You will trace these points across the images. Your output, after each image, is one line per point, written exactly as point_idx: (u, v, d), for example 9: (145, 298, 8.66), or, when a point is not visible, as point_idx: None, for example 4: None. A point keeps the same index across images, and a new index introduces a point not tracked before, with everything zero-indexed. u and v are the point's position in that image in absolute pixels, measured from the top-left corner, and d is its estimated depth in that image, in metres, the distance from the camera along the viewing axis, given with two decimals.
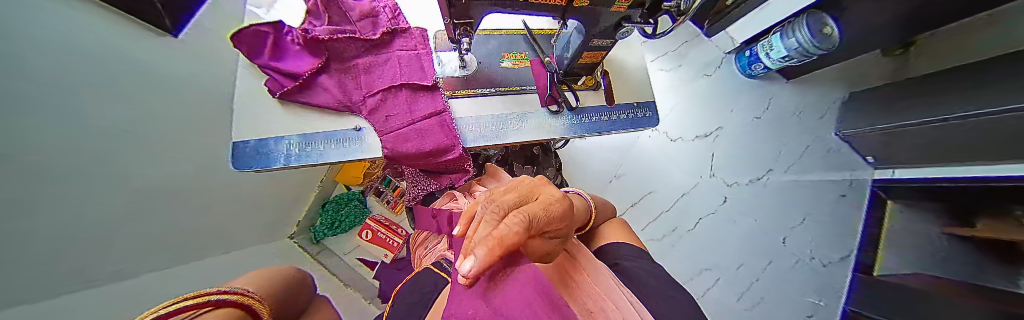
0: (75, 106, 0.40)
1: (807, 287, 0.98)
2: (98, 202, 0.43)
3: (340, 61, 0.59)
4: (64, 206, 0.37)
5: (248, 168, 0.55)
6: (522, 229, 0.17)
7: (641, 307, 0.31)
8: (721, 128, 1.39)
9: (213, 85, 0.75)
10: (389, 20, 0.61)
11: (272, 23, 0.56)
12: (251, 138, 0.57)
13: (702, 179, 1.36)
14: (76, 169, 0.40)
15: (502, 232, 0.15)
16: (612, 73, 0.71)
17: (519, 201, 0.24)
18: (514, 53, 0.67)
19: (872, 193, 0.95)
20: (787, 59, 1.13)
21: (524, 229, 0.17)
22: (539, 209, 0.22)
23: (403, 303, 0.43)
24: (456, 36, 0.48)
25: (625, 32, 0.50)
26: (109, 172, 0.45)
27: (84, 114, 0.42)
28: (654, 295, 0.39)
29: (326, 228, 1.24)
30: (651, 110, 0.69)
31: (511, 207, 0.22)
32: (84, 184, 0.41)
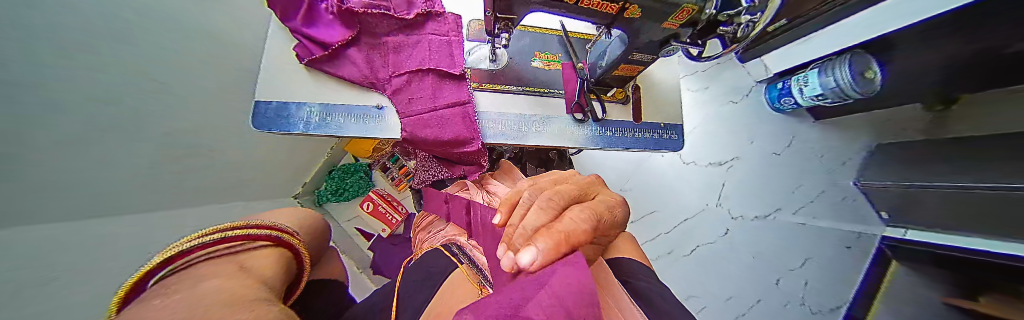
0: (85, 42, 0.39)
1: None
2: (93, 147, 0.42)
3: (371, 36, 0.58)
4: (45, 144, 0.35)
5: (268, 129, 0.55)
6: (569, 224, 0.20)
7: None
8: (737, 158, 1.33)
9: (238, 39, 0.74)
10: (426, 1, 0.60)
11: None
12: (275, 100, 0.57)
13: (708, 207, 1.32)
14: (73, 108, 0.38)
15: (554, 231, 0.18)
16: (643, 89, 0.68)
17: (569, 198, 0.27)
18: (547, 53, 0.65)
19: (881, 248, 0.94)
20: (821, 99, 1.07)
21: (572, 223, 0.20)
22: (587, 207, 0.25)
23: (409, 281, 0.44)
24: (495, 30, 0.46)
25: (669, 50, 0.48)
26: (107, 116, 0.45)
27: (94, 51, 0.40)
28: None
29: (330, 194, 1.25)
30: (677, 134, 0.66)
31: (561, 205, 0.25)
32: (77, 123, 0.39)
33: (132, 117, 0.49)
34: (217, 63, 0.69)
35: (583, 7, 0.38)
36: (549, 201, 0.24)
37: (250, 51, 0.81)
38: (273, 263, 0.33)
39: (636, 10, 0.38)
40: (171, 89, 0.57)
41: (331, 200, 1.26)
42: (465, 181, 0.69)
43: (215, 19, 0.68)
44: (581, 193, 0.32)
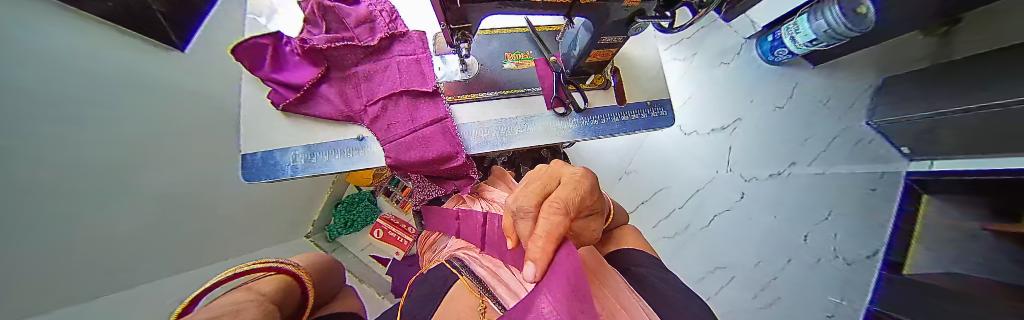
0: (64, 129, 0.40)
1: (830, 284, 0.79)
2: (110, 221, 0.45)
3: (340, 70, 0.58)
4: (60, 230, 0.36)
5: (258, 180, 0.56)
6: (558, 220, 0.24)
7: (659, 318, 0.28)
8: (739, 119, 1.31)
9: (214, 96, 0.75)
10: (387, 24, 0.59)
11: (271, 34, 0.55)
12: (260, 150, 0.57)
13: (717, 175, 1.31)
14: (72, 195, 0.39)
15: (549, 230, 0.22)
16: (622, 70, 0.66)
17: (546, 192, 0.30)
18: (517, 53, 0.64)
19: (908, 186, 0.69)
20: (816, 43, 1.03)
21: (559, 219, 0.24)
22: (566, 198, 0.29)
23: (413, 297, 0.44)
24: (454, 41, 0.45)
25: (639, 27, 0.46)
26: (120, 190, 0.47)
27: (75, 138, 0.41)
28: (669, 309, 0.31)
29: (341, 227, 1.27)
30: (665, 110, 0.64)
31: (541, 201, 0.28)
32: (85, 208, 0.41)
33: (138, 187, 0.51)
34: (199, 123, 0.71)
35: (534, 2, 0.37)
36: (526, 206, 0.26)
37: (228, 105, 0.83)
38: (279, 287, 0.34)
39: None
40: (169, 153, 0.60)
41: (343, 233, 1.28)
42: (461, 196, 0.70)
43: (187, 82, 0.69)
44: (548, 185, 0.32)
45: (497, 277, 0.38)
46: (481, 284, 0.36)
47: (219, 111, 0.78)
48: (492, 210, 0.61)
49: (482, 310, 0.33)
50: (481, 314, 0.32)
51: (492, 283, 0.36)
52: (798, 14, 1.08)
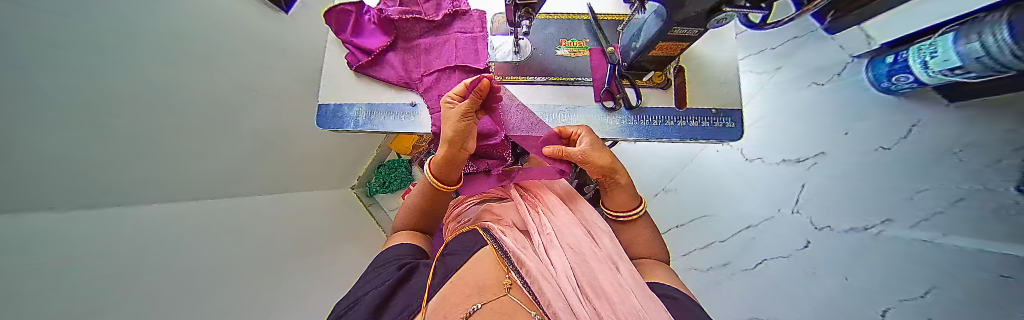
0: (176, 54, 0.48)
1: None
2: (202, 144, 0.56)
3: (406, 41, 0.63)
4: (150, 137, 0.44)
5: (326, 127, 0.64)
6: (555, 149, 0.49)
7: None
8: (822, 153, 1.08)
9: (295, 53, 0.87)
10: (453, 2, 0.63)
11: (356, 3, 0.62)
12: (333, 102, 0.66)
13: (779, 214, 1.12)
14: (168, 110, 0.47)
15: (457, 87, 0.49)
16: (688, 70, 0.60)
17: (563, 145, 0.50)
18: (573, 40, 0.62)
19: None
20: (959, 73, 0.78)
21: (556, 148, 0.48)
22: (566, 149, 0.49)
23: (447, 253, 0.43)
24: (516, 19, 0.46)
25: (721, 20, 0.40)
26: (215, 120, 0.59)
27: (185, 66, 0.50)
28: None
29: (378, 186, 1.39)
30: (734, 121, 0.56)
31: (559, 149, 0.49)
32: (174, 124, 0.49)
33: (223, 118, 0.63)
34: (284, 76, 0.84)
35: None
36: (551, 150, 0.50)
37: (311, 66, 0.97)
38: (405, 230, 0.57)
39: None
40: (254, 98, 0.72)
41: (379, 191, 1.40)
42: (489, 176, 0.66)
43: (281, 42, 0.82)
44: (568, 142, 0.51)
45: (529, 259, 0.37)
46: (510, 262, 0.36)
47: (303, 69, 0.92)
48: (525, 193, 0.56)
49: (508, 286, 0.33)
50: (508, 288, 0.33)
51: (528, 264, 0.35)
52: (944, 30, 0.82)
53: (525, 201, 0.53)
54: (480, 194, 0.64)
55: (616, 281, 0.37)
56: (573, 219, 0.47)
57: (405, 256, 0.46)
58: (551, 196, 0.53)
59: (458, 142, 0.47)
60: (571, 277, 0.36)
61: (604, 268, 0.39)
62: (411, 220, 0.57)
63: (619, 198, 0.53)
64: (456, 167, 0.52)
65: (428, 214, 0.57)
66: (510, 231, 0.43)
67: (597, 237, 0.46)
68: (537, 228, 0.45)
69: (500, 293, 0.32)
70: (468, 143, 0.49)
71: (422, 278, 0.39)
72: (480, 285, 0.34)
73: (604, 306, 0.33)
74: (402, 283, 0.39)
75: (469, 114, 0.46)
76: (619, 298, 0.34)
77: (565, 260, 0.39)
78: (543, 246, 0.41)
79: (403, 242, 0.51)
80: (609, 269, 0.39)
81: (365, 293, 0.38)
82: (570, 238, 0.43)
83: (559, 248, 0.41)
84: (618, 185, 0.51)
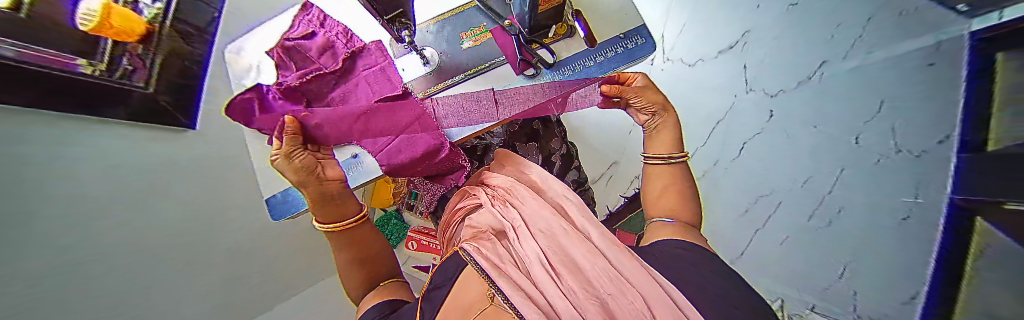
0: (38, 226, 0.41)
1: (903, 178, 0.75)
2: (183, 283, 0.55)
3: (321, 100, 0.61)
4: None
5: (283, 217, 0.62)
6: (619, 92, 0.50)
7: (672, 299, 0.26)
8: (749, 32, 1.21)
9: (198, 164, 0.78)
10: (346, 44, 0.62)
11: (253, 88, 0.59)
12: (277, 190, 0.63)
13: (737, 99, 1.23)
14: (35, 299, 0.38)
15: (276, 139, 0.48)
16: (583, 12, 0.62)
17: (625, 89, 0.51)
18: (473, 29, 0.62)
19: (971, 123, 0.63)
20: None
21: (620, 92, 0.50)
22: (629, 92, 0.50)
23: (431, 285, 0.41)
24: (397, 32, 0.48)
25: None
26: (144, 258, 0.59)
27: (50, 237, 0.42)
28: (696, 291, 0.29)
29: None
30: (644, 37, 0.60)
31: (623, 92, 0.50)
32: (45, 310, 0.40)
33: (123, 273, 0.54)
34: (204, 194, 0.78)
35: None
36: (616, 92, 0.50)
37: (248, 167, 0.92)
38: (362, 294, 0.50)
39: None
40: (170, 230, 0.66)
41: None
42: (466, 188, 0.67)
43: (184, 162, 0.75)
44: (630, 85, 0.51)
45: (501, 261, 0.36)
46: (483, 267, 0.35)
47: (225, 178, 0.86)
48: (496, 197, 0.55)
49: (488, 301, 0.31)
50: (490, 299, 0.31)
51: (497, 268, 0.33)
52: None
53: (497, 203, 0.53)
54: (461, 211, 0.63)
55: (591, 250, 0.35)
56: (543, 205, 0.47)
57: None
58: (521, 189, 0.54)
59: (311, 176, 0.46)
60: (545, 262, 0.34)
61: (578, 241, 0.38)
62: (361, 281, 0.50)
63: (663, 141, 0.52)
64: (340, 203, 0.49)
65: (368, 263, 0.50)
66: (482, 241, 0.42)
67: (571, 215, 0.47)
68: (512, 225, 0.45)
69: (484, 306, 0.31)
70: (325, 171, 0.49)
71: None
72: (464, 306, 0.34)
73: (580, 276, 0.31)
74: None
75: (295, 149, 0.46)
76: (592, 265, 0.32)
77: (538, 246, 0.37)
78: (517, 240, 0.41)
79: (371, 302, 0.46)
80: (583, 241, 0.37)
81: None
82: (543, 223, 0.43)
83: (532, 236, 0.40)
84: (665, 126, 0.52)
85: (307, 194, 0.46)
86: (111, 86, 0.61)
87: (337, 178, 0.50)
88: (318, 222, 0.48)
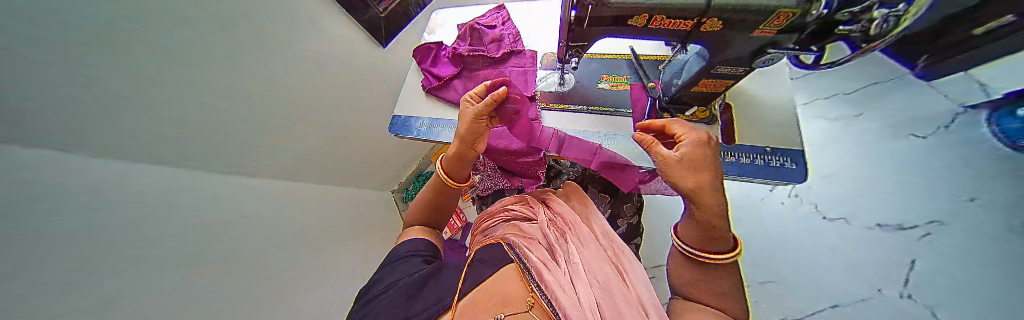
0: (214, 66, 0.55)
1: None
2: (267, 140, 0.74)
3: (470, 71, 0.76)
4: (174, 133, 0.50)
5: (395, 133, 0.77)
6: None
7: None
8: (938, 223, 0.99)
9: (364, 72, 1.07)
10: (511, 43, 0.75)
11: (438, 42, 0.79)
12: (401, 114, 0.79)
13: (879, 296, 0.97)
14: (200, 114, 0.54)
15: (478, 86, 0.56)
16: (736, 108, 0.59)
17: None
18: (614, 75, 0.67)
19: None
20: None
21: None
22: None
23: (477, 259, 0.46)
24: (566, 56, 0.53)
25: (767, 60, 0.42)
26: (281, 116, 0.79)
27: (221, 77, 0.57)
28: None
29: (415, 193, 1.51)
30: (795, 164, 0.52)
31: None
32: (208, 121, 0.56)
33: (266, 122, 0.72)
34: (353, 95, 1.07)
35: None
36: None
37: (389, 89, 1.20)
38: (416, 227, 0.60)
39: (715, 23, 0.36)
40: (311, 107, 0.89)
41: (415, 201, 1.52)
42: (527, 197, 0.71)
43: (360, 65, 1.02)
44: None
45: (552, 277, 0.38)
46: (534, 276, 0.37)
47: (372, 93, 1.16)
48: (556, 221, 0.58)
49: (531, 303, 0.34)
50: (529, 305, 0.34)
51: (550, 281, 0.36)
52: None
53: (555, 227, 0.55)
54: (508, 213, 0.67)
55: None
56: (601, 254, 0.47)
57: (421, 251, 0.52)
58: (581, 226, 0.55)
59: (469, 143, 0.52)
60: (597, 310, 0.35)
61: (633, 310, 0.36)
62: (422, 215, 0.61)
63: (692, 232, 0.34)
64: (462, 167, 0.57)
65: (434, 208, 0.60)
66: (533, 251, 0.45)
67: (628, 276, 0.44)
68: (563, 256, 0.46)
69: (523, 308, 0.34)
70: (478, 144, 0.54)
71: (451, 282, 0.42)
72: (506, 297, 0.36)
73: None
74: (431, 279, 0.43)
75: (482, 115, 0.51)
76: None
77: (591, 291, 0.38)
78: (568, 271, 0.42)
79: (415, 237, 0.56)
80: (639, 313, 0.36)
81: (390, 284, 0.44)
82: (597, 271, 0.43)
83: (586, 278, 0.40)
84: None
85: (456, 148, 0.54)
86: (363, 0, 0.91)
87: (479, 152, 0.56)
88: (442, 168, 0.58)
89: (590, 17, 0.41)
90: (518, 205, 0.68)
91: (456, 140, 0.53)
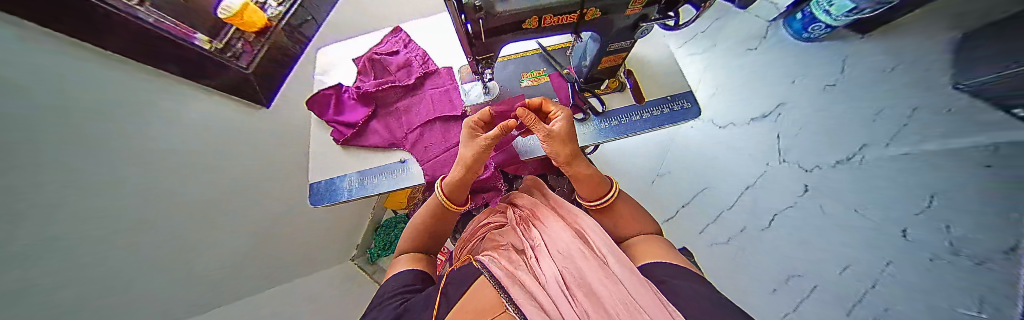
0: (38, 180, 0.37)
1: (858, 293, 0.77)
2: (145, 255, 0.55)
3: (386, 107, 0.69)
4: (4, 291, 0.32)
5: (320, 204, 0.64)
6: None
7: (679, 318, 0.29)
8: (783, 104, 1.24)
9: (250, 139, 0.88)
10: (421, 64, 0.70)
11: (335, 86, 0.68)
12: (322, 179, 0.66)
13: (770, 167, 1.24)
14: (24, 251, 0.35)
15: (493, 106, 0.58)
16: (635, 71, 0.68)
17: None
18: (533, 71, 0.69)
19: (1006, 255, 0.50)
20: (857, 12, 1.00)
21: None
22: None
23: (450, 278, 0.46)
24: (479, 69, 0.52)
25: (644, 30, 0.48)
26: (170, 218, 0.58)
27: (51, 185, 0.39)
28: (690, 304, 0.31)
29: (380, 249, 1.49)
30: (689, 101, 0.64)
31: None
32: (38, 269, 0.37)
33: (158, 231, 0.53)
34: (252, 173, 0.88)
35: None
36: None
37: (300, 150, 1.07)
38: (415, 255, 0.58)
39: (594, 12, 0.40)
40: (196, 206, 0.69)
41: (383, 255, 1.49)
42: (492, 207, 0.70)
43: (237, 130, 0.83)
44: None
45: (520, 278, 0.40)
46: (499, 283, 0.39)
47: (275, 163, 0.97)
48: (523, 214, 0.60)
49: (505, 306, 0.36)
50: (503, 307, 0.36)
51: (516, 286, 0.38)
52: None
53: (522, 220, 0.58)
54: (487, 226, 0.64)
55: (602, 273, 0.38)
56: (563, 224, 0.50)
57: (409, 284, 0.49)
58: (543, 209, 0.57)
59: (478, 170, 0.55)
60: (563, 282, 0.39)
61: (590, 264, 0.41)
62: (415, 243, 0.59)
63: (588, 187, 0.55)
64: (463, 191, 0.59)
65: (431, 233, 0.60)
66: (504, 257, 0.46)
67: (589, 236, 0.48)
68: (531, 244, 0.49)
69: (498, 311, 0.36)
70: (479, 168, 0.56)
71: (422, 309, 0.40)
72: (480, 309, 0.38)
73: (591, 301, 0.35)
74: (404, 317, 0.41)
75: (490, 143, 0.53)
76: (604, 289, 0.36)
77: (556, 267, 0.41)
78: (536, 259, 0.45)
79: (407, 270, 0.54)
80: (598, 264, 0.41)
81: None
82: (560, 243, 0.46)
83: (549, 256, 0.44)
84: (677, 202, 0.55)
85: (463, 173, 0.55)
86: (218, 61, 0.76)
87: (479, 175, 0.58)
88: (443, 192, 0.58)
89: (486, 30, 0.40)
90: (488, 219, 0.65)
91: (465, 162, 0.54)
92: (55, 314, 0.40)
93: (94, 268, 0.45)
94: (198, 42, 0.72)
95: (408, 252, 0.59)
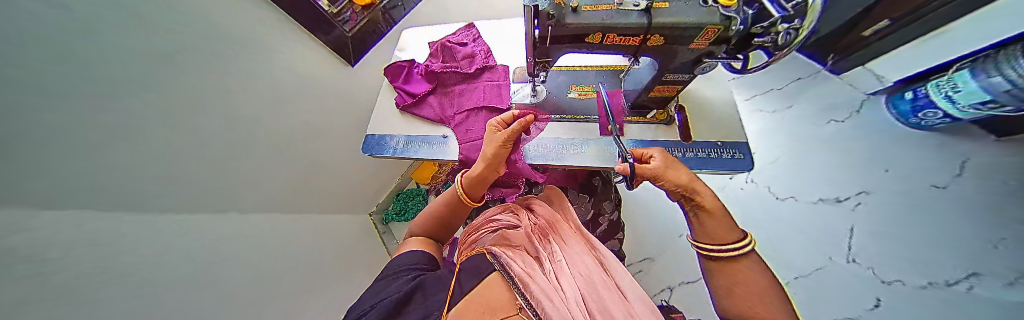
0: (107, 73, 0.44)
1: None
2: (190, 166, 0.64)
3: (444, 87, 0.77)
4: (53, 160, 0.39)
5: (369, 153, 0.74)
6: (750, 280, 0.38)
7: None
8: (865, 193, 1.08)
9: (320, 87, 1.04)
10: (484, 58, 0.78)
11: (409, 60, 0.79)
12: (376, 134, 0.76)
13: (833, 263, 1.09)
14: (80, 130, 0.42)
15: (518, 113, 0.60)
16: (688, 108, 0.66)
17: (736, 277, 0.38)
18: (582, 85, 0.72)
19: None
20: (991, 106, 0.81)
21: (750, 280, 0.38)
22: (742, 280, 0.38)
23: (463, 269, 0.48)
24: (534, 71, 0.56)
25: (705, 67, 0.48)
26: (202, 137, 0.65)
27: (112, 84, 0.45)
28: None
29: (394, 214, 1.61)
30: (742, 153, 0.60)
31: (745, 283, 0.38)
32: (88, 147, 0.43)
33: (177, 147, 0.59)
34: None
35: (584, 11, 0.41)
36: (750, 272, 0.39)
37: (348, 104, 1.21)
38: (422, 238, 0.64)
39: (658, 39, 0.41)
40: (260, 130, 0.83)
41: (395, 220, 1.62)
42: (506, 205, 0.73)
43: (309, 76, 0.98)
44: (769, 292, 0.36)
45: (536, 283, 0.41)
46: (515, 284, 0.40)
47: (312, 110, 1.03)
48: (537, 223, 0.62)
49: (518, 307, 0.38)
50: (515, 308, 0.38)
51: (533, 288, 0.39)
52: (956, 66, 0.91)
53: (538, 230, 0.59)
54: (493, 223, 0.66)
55: (626, 312, 0.40)
56: (583, 250, 0.54)
57: (417, 263, 0.53)
58: (564, 229, 0.59)
59: (492, 167, 0.57)
60: (582, 301, 0.41)
61: (612, 297, 0.43)
62: (427, 225, 0.65)
63: (714, 226, 0.40)
64: (479, 187, 0.62)
65: (442, 223, 0.65)
66: (517, 257, 0.47)
67: (610, 268, 0.51)
68: (548, 256, 0.50)
69: (512, 311, 0.38)
70: (499, 167, 0.58)
71: (438, 294, 0.44)
72: (493, 304, 0.40)
73: None
74: (418, 291, 0.45)
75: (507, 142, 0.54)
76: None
77: (575, 285, 0.43)
78: (553, 270, 0.46)
79: (416, 249, 0.59)
80: (617, 296, 0.45)
81: (377, 301, 0.44)
82: (581, 267, 0.49)
83: (570, 275, 0.46)
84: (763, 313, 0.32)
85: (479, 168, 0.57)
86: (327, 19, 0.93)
87: (498, 175, 0.60)
88: (462, 186, 0.62)
89: (552, 37, 0.44)
90: (500, 213, 0.69)
91: (482, 159, 0.56)
92: (115, 183, 0.48)
93: (156, 155, 0.55)
94: (321, 3, 0.87)
95: (416, 235, 0.65)
